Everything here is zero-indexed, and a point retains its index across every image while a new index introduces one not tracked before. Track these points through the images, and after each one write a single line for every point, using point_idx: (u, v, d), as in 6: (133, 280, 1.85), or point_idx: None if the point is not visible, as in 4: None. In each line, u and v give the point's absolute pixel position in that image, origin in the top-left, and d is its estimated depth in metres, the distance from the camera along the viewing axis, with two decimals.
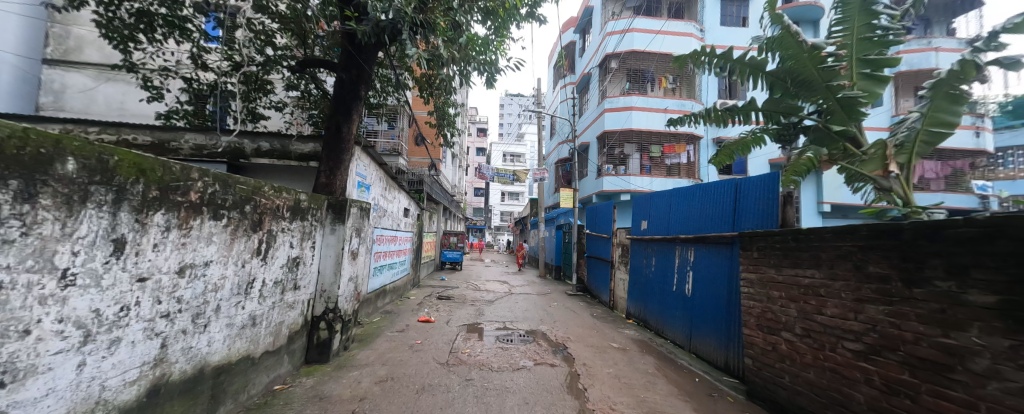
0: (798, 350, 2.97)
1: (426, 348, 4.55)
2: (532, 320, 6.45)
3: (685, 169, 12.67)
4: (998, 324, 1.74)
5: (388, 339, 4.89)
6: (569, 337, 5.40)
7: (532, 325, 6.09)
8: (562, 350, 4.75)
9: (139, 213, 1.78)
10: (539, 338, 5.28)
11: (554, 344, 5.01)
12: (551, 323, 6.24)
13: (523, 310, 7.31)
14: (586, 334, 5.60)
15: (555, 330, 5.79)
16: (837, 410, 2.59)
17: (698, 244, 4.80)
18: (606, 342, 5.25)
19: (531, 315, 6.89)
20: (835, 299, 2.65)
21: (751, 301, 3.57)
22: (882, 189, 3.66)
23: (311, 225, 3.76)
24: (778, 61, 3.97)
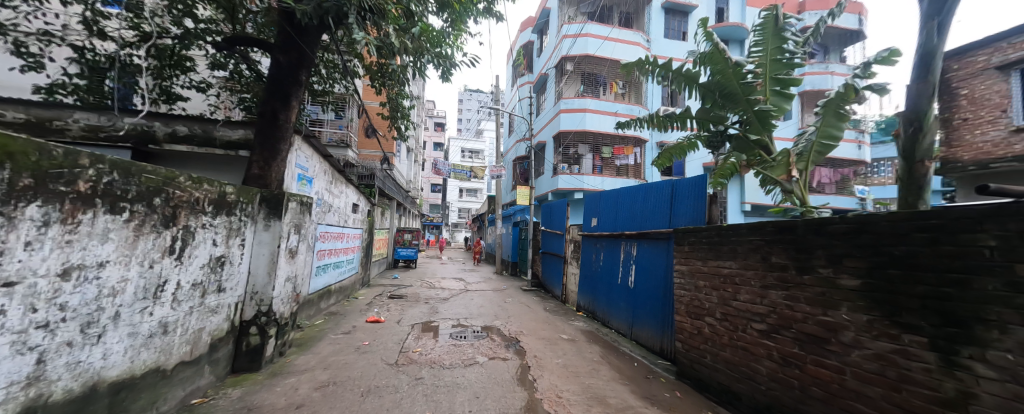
0: (718, 332, 3.40)
1: (374, 349, 4.42)
2: (486, 316, 6.53)
3: (632, 170, 13.53)
4: (860, 303, 2.17)
5: (332, 342, 4.67)
6: (522, 331, 5.57)
7: (485, 321, 6.17)
8: (514, 344, 4.90)
9: (4, 205, 1.54)
10: (492, 334, 5.37)
11: (506, 339, 5.14)
12: (504, 319, 6.37)
13: (478, 307, 7.36)
14: (538, 328, 5.82)
15: (508, 325, 5.94)
16: (747, 382, 3.03)
17: (641, 240, 5.21)
18: (556, 334, 5.50)
19: (485, 311, 6.97)
20: (747, 286, 3.08)
21: (682, 290, 3.99)
22: (785, 191, 4.22)
23: (240, 221, 3.45)
24: (709, 75, 4.43)
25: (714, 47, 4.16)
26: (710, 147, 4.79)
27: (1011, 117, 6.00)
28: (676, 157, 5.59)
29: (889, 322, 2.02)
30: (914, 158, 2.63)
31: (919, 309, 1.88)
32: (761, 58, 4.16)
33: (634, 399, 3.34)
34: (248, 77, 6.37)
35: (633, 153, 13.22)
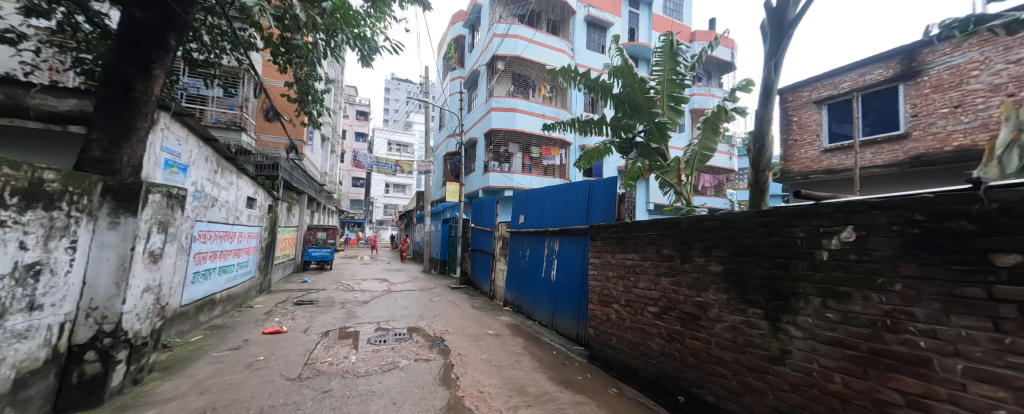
0: (622, 317, 3.82)
1: (271, 364, 3.92)
2: (410, 317, 6.27)
3: (558, 170, 14.24)
4: (723, 284, 2.66)
5: (214, 361, 3.99)
6: (447, 330, 5.51)
7: (409, 322, 5.94)
8: (438, 344, 4.82)
9: None
10: (415, 335, 5.20)
11: (430, 339, 5.02)
12: (429, 319, 6.21)
13: (402, 308, 7.03)
14: (464, 325, 5.81)
15: (432, 325, 5.81)
16: (643, 358, 3.47)
17: (563, 235, 5.54)
18: (481, 330, 5.56)
19: (410, 312, 6.70)
20: (645, 274, 3.52)
21: (595, 280, 4.38)
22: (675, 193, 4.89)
23: (67, 219, 2.73)
24: (620, 86, 4.92)
25: (625, 63, 4.64)
26: (621, 152, 5.32)
27: (821, 140, 8.78)
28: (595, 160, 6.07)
29: (739, 299, 2.52)
30: (760, 168, 3.31)
31: (759, 287, 2.38)
32: (660, 76, 4.77)
33: (551, 384, 3.57)
34: (90, 33, 5.01)
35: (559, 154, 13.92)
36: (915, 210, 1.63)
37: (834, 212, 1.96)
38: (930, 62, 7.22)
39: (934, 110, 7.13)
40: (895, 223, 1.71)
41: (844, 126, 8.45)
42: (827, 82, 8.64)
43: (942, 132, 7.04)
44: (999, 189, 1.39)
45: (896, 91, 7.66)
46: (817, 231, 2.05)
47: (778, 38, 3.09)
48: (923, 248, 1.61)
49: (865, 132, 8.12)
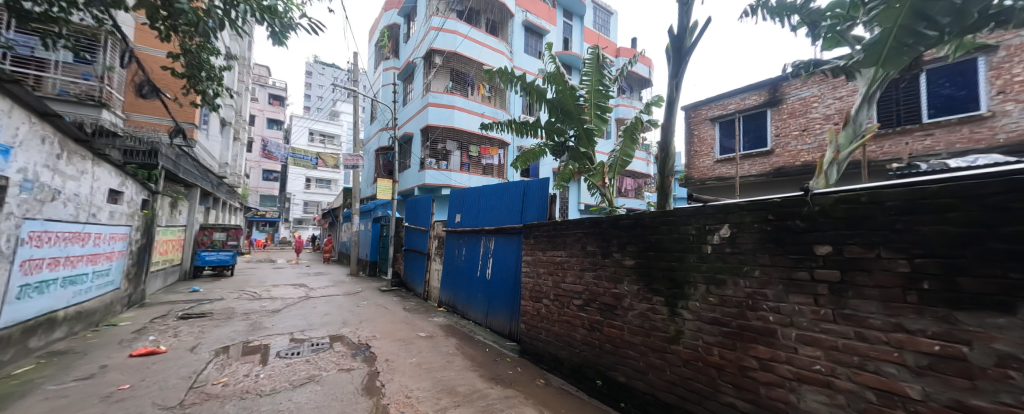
0: (551, 311, 4.03)
1: (139, 394, 3.26)
2: (332, 325, 5.81)
3: (496, 170, 14.36)
4: (634, 276, 2.97)
5: (54, 395, 3.18)
6: (374, 335, 5.23)
7: (329, 331, 5.49)
8: (363, 351, 4.55)
9: None
10: (336, 344, 4.84)
11: (354, 347, 4.72)
12: (354, 325, 5.82)
13: (322, 315, 6.47)
14: (394, 329, 5.57)
15: (357, 331, 5.46)
16: (568, 348, 3.70)
17: (498, 234, 5.61)
18: (411, 333, 5.38)
19: (330, 319, 6.19)
20: (571, 269, 3.75)
21: (527, 278, 4.53)
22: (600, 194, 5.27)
23: None
24: (554, 92, 5.14)
25: (557, 70, 4.92)
26: (554, 155, 5.58)
27: (713, 152, 10.30)
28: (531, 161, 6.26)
29: (646, 289, 2.84)
30: (665, 173, 3.76)
31: (661, 277, 2.72)
32: (588, 86, 5.09)
33: (481, 382, 3.62)
34: None
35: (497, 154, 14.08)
36: (769, 212, 2.03)
37: (716, 212, 2.33)
38: (787, 94, 8.88)
39: (788, 132, 8.80)
40: (757, 221, 2.10)
41: (731, 140, 10.00)
42: (717, 104, 10.20)
43: (794, 150, 8.72)
44: (821, 195, 1.81)
45: (765, 115, 9.33)
46: (704, 228, 2.41)
47: (679, 61, 3.54)
48: (773, 242, 2.02)
49: (745, 147, 9.69)
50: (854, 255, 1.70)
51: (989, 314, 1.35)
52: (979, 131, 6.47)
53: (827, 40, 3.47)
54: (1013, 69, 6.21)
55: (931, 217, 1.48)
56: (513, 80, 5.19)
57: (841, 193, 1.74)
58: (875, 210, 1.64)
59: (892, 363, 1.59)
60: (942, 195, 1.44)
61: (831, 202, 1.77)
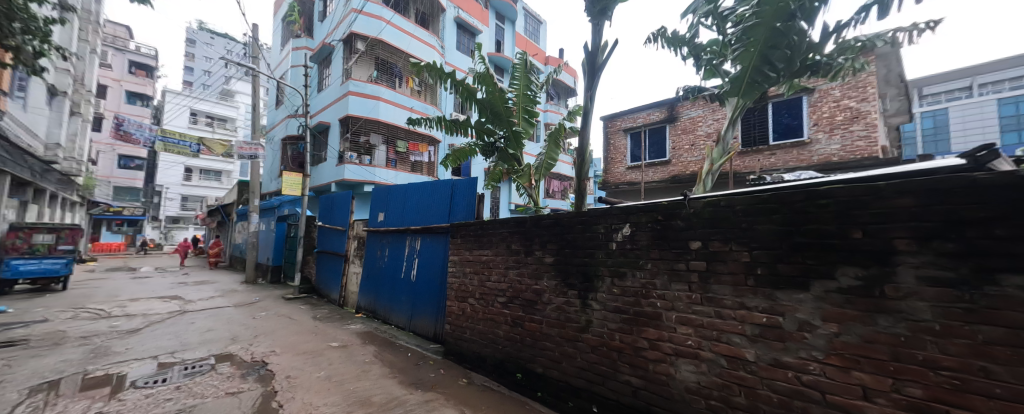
0: (475, 310, 4.06)
1: None
2: (216, 343, 4.99)
3: (426, 167, 13.86)
4: (553, 273, 3.16)
5: None
6: (272, 351, 4.65)
7: (212, 350, 4.70)
8: (257, 370, 4.04)
9: None
10: (222, 365, 4.18)
11: (246, 366, 4.15)
12: (247, 341, 5.09)
13: (202, 332, 5.50)
14: (300, 341, 5.03)
15: (250, 348, 4.79)
16: (491, 345, 3.78)
17: (424, 234, 5.44)
18: (320, 344, 4.92)
19: (214, 336, 5.31)
20: (496, 268, 3.83)
21: (453, 278, 4.49)
22: (527, 195, 5.46)
23: None
24: (484, 93, 5.18)
25: (487, 71, 4.95)
26: (484, 155, 5.62)
27: (625, 159, 11.49)
28: (463, 160, 6.22)
29: (563, 284, 3.05)
30: (582, 177, 4.07)
31: (575, 272, 2.95)
32: (516, 90, 5.13)
33: (399, 389, 3.48)
34: None
35: (427, 151, 13.68)
36: (659, 213, 2.37)
37: (620, 213, 2.62)
38: (682, 112, 10.28)
39: (682, 146, 10.23)
40: (650, 222, 2.43)
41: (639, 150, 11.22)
42: (629, 116, 11.37)
43: (684, 161, 10.15)
44: (695, 199, 2.18)
45: (665, 129, 10.67)
46: (610, 228, 2.69)
47: (593, 75, 3.88)
48: (660, 238, 2.37)
49: (650, 157, 10.95)
50: (716, 249, 2.10)
51: (796, 291, 1.81)
52: (805, 152, 8.39)
53: (707, 69, 4.19)
54: (828, 107, 8.17)
55: (762, 220, 1.92)
56: (443, 76, 5.09)
57: (708, 199, 2.13)
58: (730, 212, 2.04)
59: (738, 334, 2.01)
60: (770, 202, 1.88)
61: (701, 206, 2.15)
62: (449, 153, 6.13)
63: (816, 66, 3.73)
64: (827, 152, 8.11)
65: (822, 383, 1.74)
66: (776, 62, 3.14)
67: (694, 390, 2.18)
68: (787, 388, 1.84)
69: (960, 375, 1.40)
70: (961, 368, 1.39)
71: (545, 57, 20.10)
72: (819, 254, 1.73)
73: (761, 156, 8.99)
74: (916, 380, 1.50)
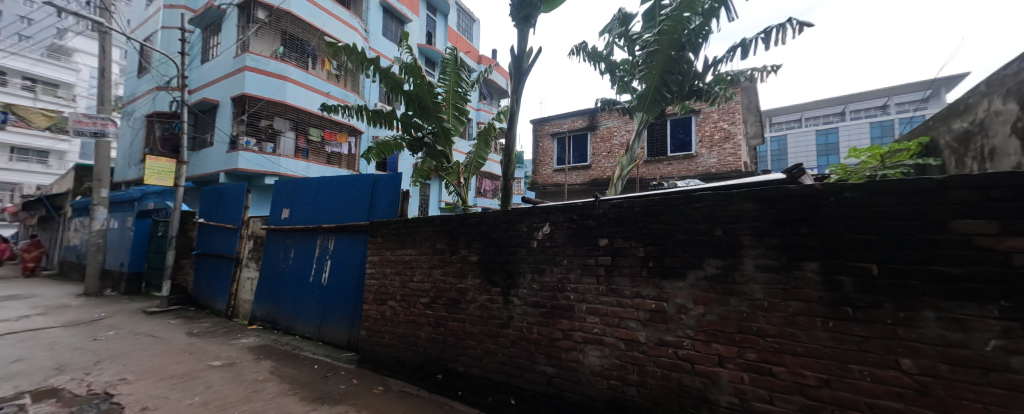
0: (396, 312, 3.88)
1: None
2: (31, 377, 3.89)
3: (345, 160, 12.76)
4: (477, 272, 3.19)
5: None
6: (122, 378, 3.80)
7: (22, 386, 3.64)
8: (98, 404, 3.26)
9: None
10: (43, 402, 3.28)
11: (81, 400, 3.32)
12: (82, 370, 4.07)
13: (7, 365, 4.22)
14: (167, 363, 4.22)
15: (87, 378, 3.84)
16: (412, 347, 3.65)
17: (339, 233, 5.01)
18: (196, 365, 4.19)
19: (27, 368, 4.13)
20: (419, 268, 3.71)
21: (371, 279, 4.23)
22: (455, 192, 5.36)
23: None
24: (411, 85, 4.94)
25: (414, 61, 4.72)
26: (411, 150, 5.37)
27: (552, 161, 12.09)
28: (388, 154, 5.89)
29: (487, 282, 3.10)
30: (508, 177, 4.18)
31: (498, 269, 3.03)
32: (446, 86, 5.01)
33: (301, 406, 3.16)
34: None
35: (346, 142, 12.63)
36: (574, 213, 2.58)
37: (541, 213, 2.77)
38: (601, 122, 11.18)
39: (600, 152, 11.16)
40: (567, 221, 2.63)
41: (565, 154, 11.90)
42: (556, 122, 12.00)
43: (603, 166, 11.08)
44: (604, 201, 2.43)
45: (587, 136, 11.49)
46: (532, 227, 2.83)
47: (519, 78, 4.01)
48: (575, 236, 2.58)
49: (574, 160, 11.70)
50: (619, 245, 2.36)
51: (677, 279, 2.13)
52: (693, 163, 9.87)
53: (619, 84, 4.67)
54: (710, 126, 9.67)
55: (654, 220, 2.22)
56: (365, 62, 4.73)
57: (613, 201, 2.39)
58: (630, 213, 2.32)
59: (633, 319, 2.28)
60: (660, 204, 2.18)
61: (608, 207, 2.40)
62: (372, 146, 5.77)
63: (701, 92, 4.44)
64: (708, 164, 9.63)
65: (693, 356, 2.06)
66: (671, 85, 3.70)
67: (599, 372, 2.41)
68: (668, 362, 2.14)
69: (780, 339, 1.80)
70: (780, 334, 1.80)
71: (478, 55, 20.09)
72: (693, 249, 2.07)
73: (662, 164, 10.35)
74: (753, 348, 1.87)
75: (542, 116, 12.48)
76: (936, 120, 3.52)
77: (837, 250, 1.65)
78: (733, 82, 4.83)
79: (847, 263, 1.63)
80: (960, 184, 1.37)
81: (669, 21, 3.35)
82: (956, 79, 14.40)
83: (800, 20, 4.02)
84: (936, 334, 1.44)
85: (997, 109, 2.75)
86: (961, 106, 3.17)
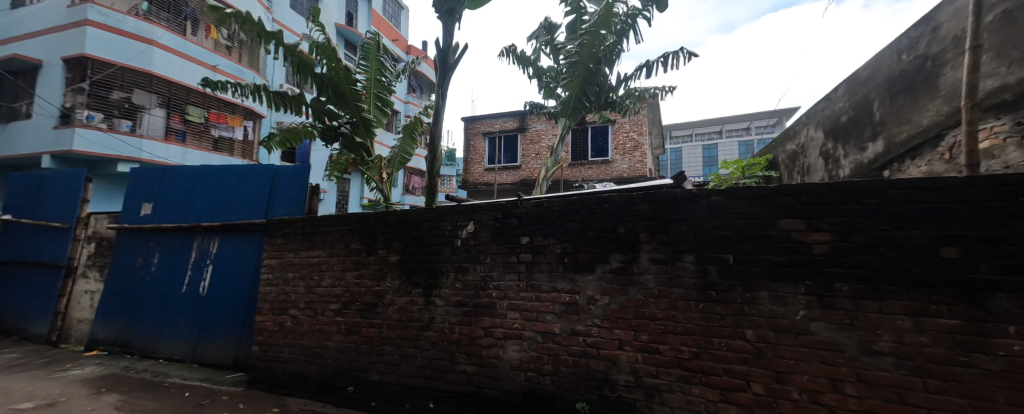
0: (298, 322, 3.46)
1: None
2: None
3: (238, 148, 10.71)
4: (397, 273, 3.03)
5: None
6: None
7: None
8: None
9: None
10: None
11: None
12: None
13: None
14: None
15: None
16: (318, 361, 3.30)
17: (225, 233, 4.26)
18: None
19: None
20: (329, 271, 3.36)
21: (268, 286, 3.71)
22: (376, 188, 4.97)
23: None
24: (325, 67, 4.40)
25: (328, 41, 4.21)
26: (324, 140, 4.75)
27: (483, 160, 12.14)
28: (295, 144, 5.22)
29: (407, 283, 2.97)
30: (433, 174, 4.05)
31: (420, 270, 2.92)
32: (366, 73, 4.62)
33: None
34: None
35: (242, 127, 10.64)
36: (498, 212, 2.63)
37: (465, 211, 2.75)
38: (531, 125, 11.61)
39: (529, 154, 11.59)
40: (491, 219, 2.67)
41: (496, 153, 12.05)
42: (487, 121, 12.11)
43: (531, 167, 11.51)
44: (526, 200, 2.53)
45: (517, 138, 11.82)
46: (456, 225, 2.80)
47: (445, 73, 3.93)
48: (498, 235, 2.63)
49: (505, 160, 11.93)
50: (539, 243, 2.48)
51: (588, 273, 2.32)
52: (609, 168, 10.87)
53: (546, 90, 4.91)
54: (623, 136, 10.77)
55: (570, 219, 2.39)
56: (266, 36, 4.09)
57: (534, 200, 2.50)
58: (549, 212, 2.46)
59: (550, 312, 2.42)
60: (575, 204, 2.36)
61: (530, 206, 2.51)
62: (275, 133, 5.05)
63: (615, 103, 4.90)
64: (621, 170, 10.70)
65: (598, 343, 2.26)
66: (590, 95, 4.02)
67: (517, 365, 2.49)
68: (578, 350, 2.32)
69: (666, 321, 2.08)
70: (666, 317, 2.09)
71: (406, 45, 19.09)
72: (602, 245, 2.28)
73: (583, 168, 11.20)
74: (646, 332, 2.14)
75: (474, 115, 12.47)
76: (776, 143, 4.50)
77: (708, 244, 1.99)
78: (639, 98, 5.47)
79: (713, 255, 1.98)
80: (785, 192, 1.82)
81: (587, 36, 3.67)
82: (795, 110, 18.46)
83: (690, 50, 4.75)
84: (768, 309, 1.84)
85: (813, 137, 3.62)
86: (791, 132, 4.09)
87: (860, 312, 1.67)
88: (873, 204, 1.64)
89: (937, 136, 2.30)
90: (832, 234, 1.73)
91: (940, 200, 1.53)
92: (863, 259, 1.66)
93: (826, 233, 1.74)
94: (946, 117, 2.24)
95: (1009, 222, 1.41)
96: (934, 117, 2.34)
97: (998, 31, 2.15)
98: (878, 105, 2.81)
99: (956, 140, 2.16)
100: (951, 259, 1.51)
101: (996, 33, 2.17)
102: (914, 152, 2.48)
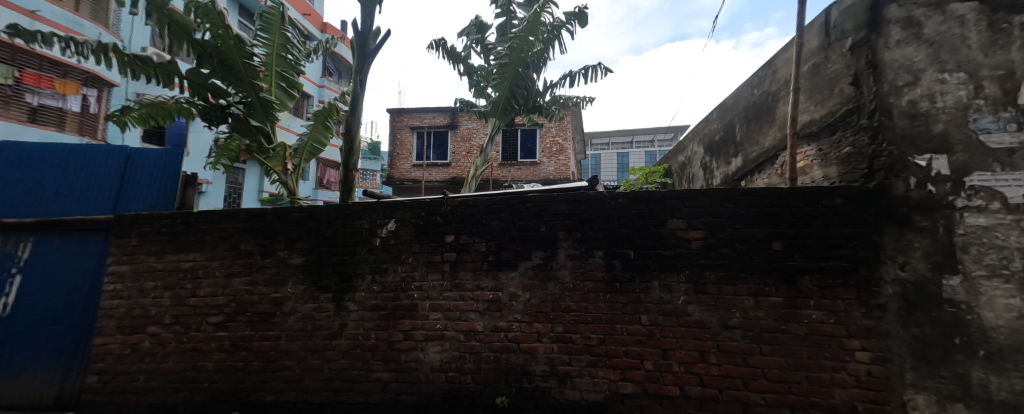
0: (163, 341, 2.87)
1: None
2: None
3: (71, 120, 8.25)
4: (301, 277, 2.71)
5: None
6: None
7: None
8: None
9: None
10: None
11: None
12: None
13: None
14: None
15: None
16: (191, 386, 2.77)
17: (45, 233, 3.27)
18: None
19: None
20: (209, 278, 2.85)
21: (115, 299, 2.99)
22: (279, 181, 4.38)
23: None
24: (208, 33, 3.68)
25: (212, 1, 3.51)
26: (206, 121, 3.99)
27: (411, 156, 11.60)
28: (162, 123, 4.27)
29: (313, 287, 2.68)
30: (349, 168, 3.71)
31: (330, 273, 2.66)
32: (266, 47, 4.00)
33: None
34: None
35: (77, 96, 8.23)
36: (422, 209, 2.54)
37: (386, 209, 2.61)
38: (461, 122, 11.45)
39: (460, 152, 11.44)
40: (413, 216, 2.57)
41: (425, 149, 11.64)
42: (416, 115, 11.62)
43: (462, 166, 11.37)
44: (452, 198, 2.50)
45: (447, 135, 11.57)
46: (375, 223, 2.63)
47: (363, 58, 3.65)
48: (419, 235, 2.55)
49: (434, 157, 11.60)
50: (463, 241, 2.47)
51: (510, 270, 2.38)
52: (537, 169, 11.34)
53: (476, 89, 4.90)
54: (550, 140, 11.31)
55: (494, 217, 2.43)
56: None
57: (460, 198, 2.49)
58: (474, 211, 2.47)
59: (472, 310, 2.43)
60: (500, 203, 2.41)
61: (456, 204, 2.50)
62: (133, 107, 4.08)
63: (541, 108, 5.10)
64: (547, 172, 11.24)
65: (516, 337, 2.34)
66: (518, 98, 4.15)
67: (437, 367, 2.44)
68: (498, 345, 2.37)
69: (578, 312, 2.26)
70: (578, 308, 2.26)
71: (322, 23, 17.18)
72: (524, 242, 2.37)
73: (513, 168, 11.50)
74: (558, 324, 2.28)
75: (401, 108, 11.85)
76: (671, 153, 5.19)
77: (613, 240, 2.22)
78: (562, 105, 5.78)
79: (618, 250, 2.21)
80: (672, 196, 2.14)
81: (517, 40, 3.80)
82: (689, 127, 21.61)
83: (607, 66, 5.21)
84: (658, 296, 2.13)
85: (697, 151, 4.28)
86: (682, 146, 4.76)
87: (721, 295, 2.04)
88: (732, 207, 2.04)
89: (773, 156, 2.93)
90: (704, 231, 2.08)
91: (772, 205, 1.99)
92: (724, 252, 2.04)
93: (700, 231, 2.09)
94: (779, 141, 2.85)
95: (812, 222, 1.95)
96: (773, 141, 2.97)
97: (810, 77, 2.77)
98: (739, 127, 3.44)
99: (783, 158, 2.79)
100: (778, 251, 1.97)
101: (808, 79, 2.79)
102: (760, 167, 3.11)
